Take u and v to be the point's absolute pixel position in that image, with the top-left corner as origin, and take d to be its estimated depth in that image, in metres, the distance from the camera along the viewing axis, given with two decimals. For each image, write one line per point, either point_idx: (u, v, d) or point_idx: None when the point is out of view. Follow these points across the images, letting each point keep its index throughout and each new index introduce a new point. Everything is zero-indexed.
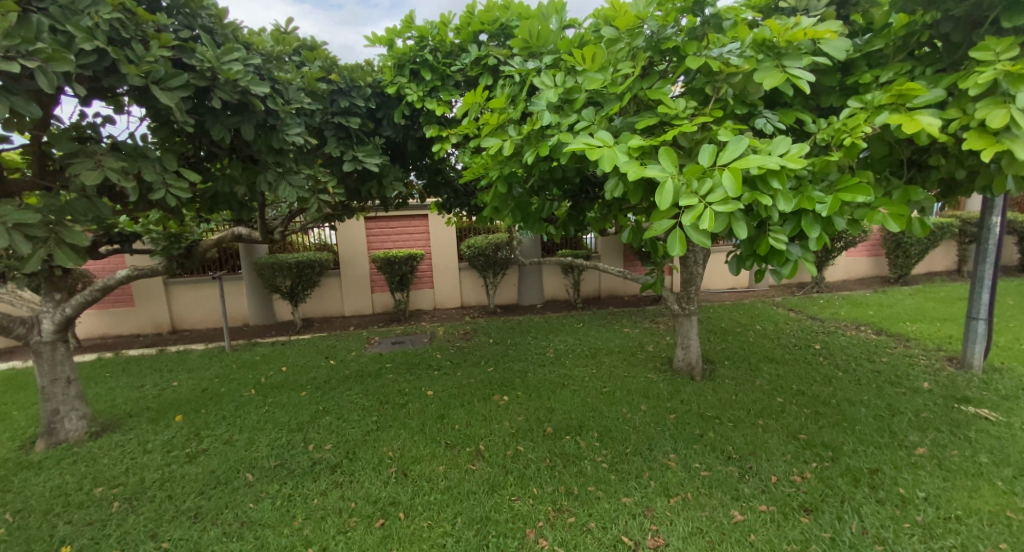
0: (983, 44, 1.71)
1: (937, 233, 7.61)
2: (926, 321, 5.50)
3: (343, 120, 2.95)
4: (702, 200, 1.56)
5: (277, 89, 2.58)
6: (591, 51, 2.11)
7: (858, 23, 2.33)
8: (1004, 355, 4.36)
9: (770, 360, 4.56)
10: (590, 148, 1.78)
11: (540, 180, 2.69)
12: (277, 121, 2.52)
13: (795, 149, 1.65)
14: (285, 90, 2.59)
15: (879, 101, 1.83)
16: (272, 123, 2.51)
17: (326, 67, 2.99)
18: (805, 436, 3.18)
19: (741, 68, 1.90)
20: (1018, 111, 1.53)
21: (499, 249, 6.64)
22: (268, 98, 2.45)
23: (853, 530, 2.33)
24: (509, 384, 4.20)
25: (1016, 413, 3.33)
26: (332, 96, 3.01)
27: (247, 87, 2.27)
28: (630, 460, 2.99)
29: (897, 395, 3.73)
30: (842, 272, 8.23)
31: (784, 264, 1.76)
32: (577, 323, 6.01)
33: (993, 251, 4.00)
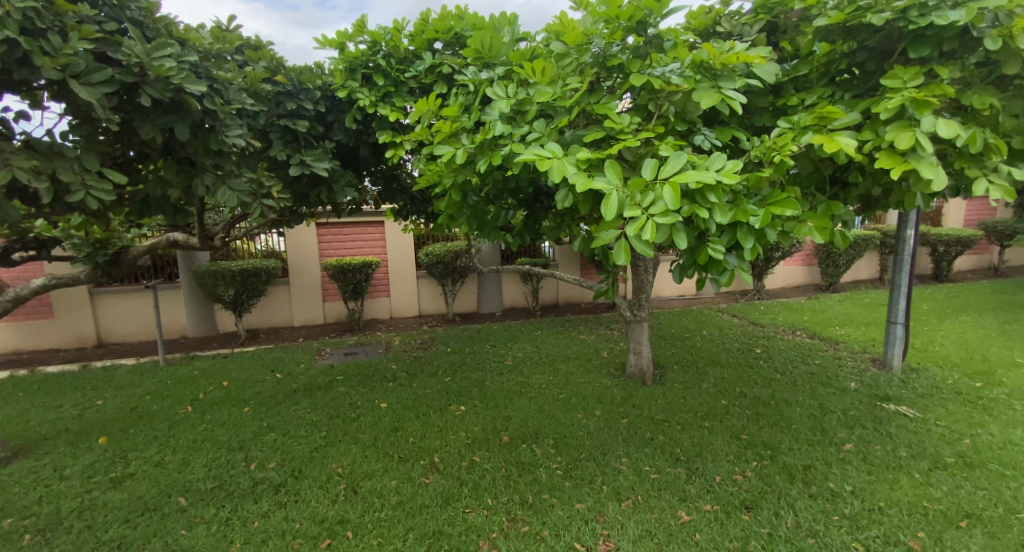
0: (892, 73, 1.88)
1: (862, 244, 8.21)
2: (854, 326, 5.91)
3: (290, 123, 2.86)
4: (645, 211, 1.63)
5: (215, 88, 2.46)
6: (541, 65, 2.16)
7: (787, 49, 2.51)
8: (920, 356, 4.75)
9: (715, 365, 4.76)
10: (540, 159, 1.80)
11: (494, 188, 2.70)
12: (215, 122, 2.41)
13: (730, 165, 1.75)
14: (225, 90, 2.47)
15: (804, 122, 1.97)
16: (209, 124, 2.39)
17: (271, 68, 2.88)
18: (746, 436, 3.33)
19: (680, 87, 1.99)
20: (920, 135, 1.69)
21: (457, 258, 6.59)
22: (205, 97, 2.33)
23: (788, 525, 2.46)
24: (466, 394, 4.16)
25: (930, 409, 3.63)
26: (278, 98, 2.91)
27: (180, 84, 2.16)
28: (584, 466, 3.03)
29: (827, 395, 3.98)
30: (780, 280, 8.73)
31: (722, 273, 1.87)
32: (534, 331, 6.05)
33: (908, 261, 4.37)
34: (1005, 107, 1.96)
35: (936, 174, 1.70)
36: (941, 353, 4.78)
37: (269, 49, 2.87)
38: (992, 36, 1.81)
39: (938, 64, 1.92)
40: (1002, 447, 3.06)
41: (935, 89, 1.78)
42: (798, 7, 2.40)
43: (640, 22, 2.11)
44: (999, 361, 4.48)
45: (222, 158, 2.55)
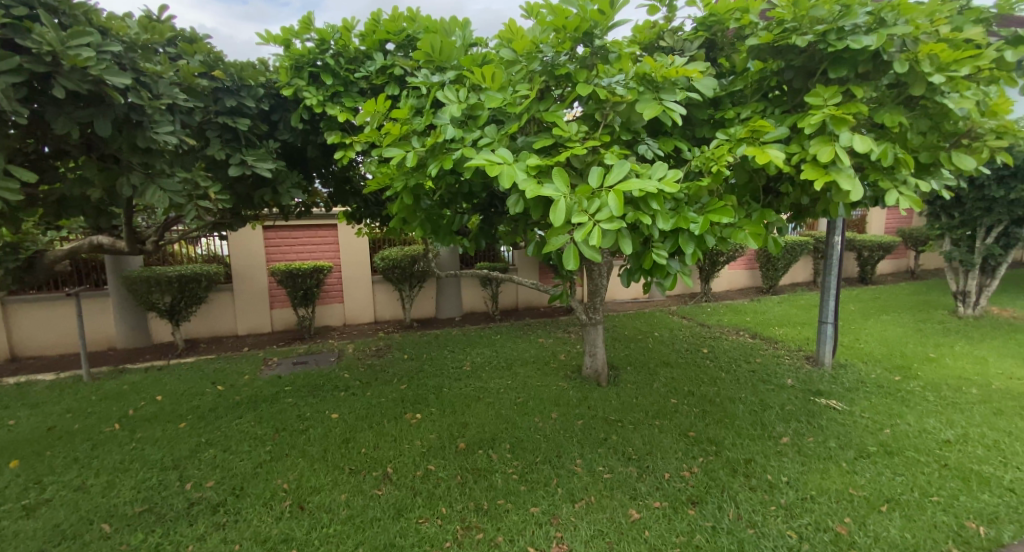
0: (815, 91, 2.02)
1: (798, 249, 8.74)
2: (791, 325, 6.28)
3: (229, 121, 2.73)
4: (592, 218, 1.67)
5: (142, 81, 2.30)
6: (491, 71, 2.16)
7: (724, 66, 2.66)
8: (848, 352, 5.11)
9: (665, 365, 4.92)
10: (490, 164, 1.80)
11: (446, 193, 2.69)
12: (142, 118, 2.27)
13: (671, 174, 1.83)
14: (153, 83, 2.33)
15: (739, 134, 2.09)
16: (135, 119, 2.25)
17: (208, 62, 2.73)
18: (694, 433, 3.46)
19: (625, 98, 2.07)
20: (839, 149, 1.83)
21: (415, 262, 6.49)
22: (130, 91, 2.19)
23: (730, 517, 2.58)
24: (422, 401, 4.11)
25: (856, 402, 3.91)
26: (217, 94, 2.77)
27: (100, 75, 2.01)
28: (539, 469, 3.05)
29: (766, 391, 4.21)
30: (725, 283, 9.16)
31: (666, 277, 1.97)
32: (491, 335, 6.05)
33: (836, 264, 4.69)
34: (912, 124, 2.15)
35: (853, 186, 1.83)
36: (866, 349, 5.16)
37: (205, 43, 2.73)
38: (900, 60, 1.99)
39: (854, 84, 2.10)
40: (917, 435, 3.33)
41: (852, 107, 1.93)
42: (735, 26, 2.54)
43: (586, 33, 2.17)
44: (916, 357, 4.88)
45: (151, 156, 2.40)
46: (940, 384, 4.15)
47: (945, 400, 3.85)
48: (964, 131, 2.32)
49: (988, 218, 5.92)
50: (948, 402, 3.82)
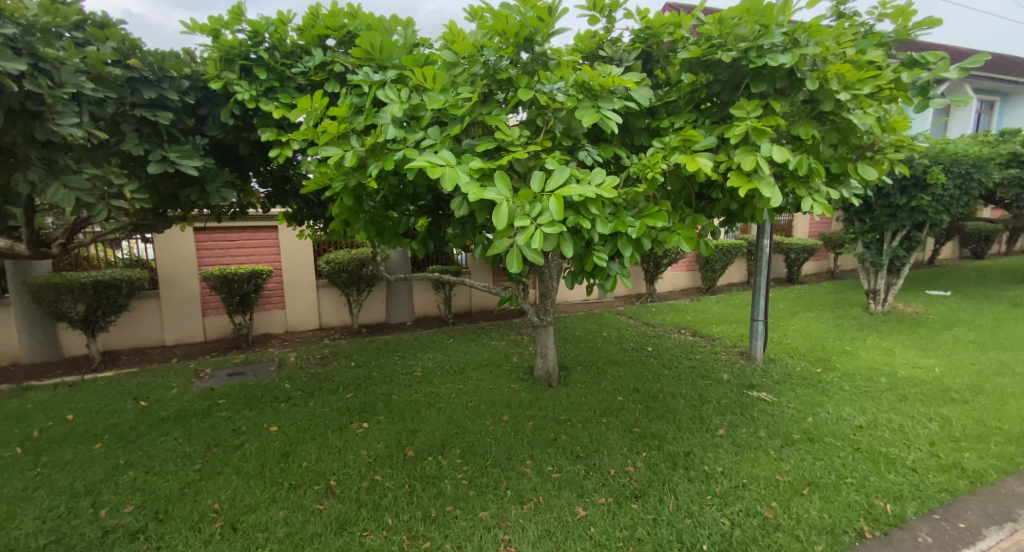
0: (739, 104, 2.16)
1: (733, 251, 9.25)
2: (727, 323, 6.63)
3: (147, 113, 2.49)
4: (533, 221, 1.70)
5: (41, 68, 2.14)
6: (433, 71, 2.12)
7: (660, 77, 2.79)
8: (777, 348, 5.46)
9: (613, 364, 5.06)
10: (432, 166, 1.77)
11: (389, 194, 2.63)
12: (42, 108, 2.10)
13: (609, 180, 1.91)
14: (55, 71, 2.15)
15: (672, 143, 2.21)
16: (33, 109, 2.09)
17: (122, 50, 2.48)
18: (639, 429, 3.58)
19: (564, 104, 2.14)
20: (760, 158, 1.97)
21: (363, 266, 6.32)
22: (26, 77, 2.02)
23: (670, 508, 2.69)
24: (369, 409, 4.00)
25: (784, 393, 4.19)
26: (132, 84, 2.53)
27: None
28: (489, 472, 3.05)
29: (705, 386, 4.43)
30: (668, 284, 9.53)
31: (607, 279, 2.10)
32: (442, 339, 5.98)
33: (765, 266, 4.99)
34: (825, 137, 2.35)
35: (773, 194, 1.97)
36: (793, 344, 5.54)
37: (119, 28, 2.47)
38: (812, 78, 2.17)
39: (773, 99, 2.27)
40: (835, 422, 3.62)
41: (771, 121, 2.08)
42: (668, 39, 2.68)
43: (526, 39, 2.19)
44: (836, 350, 5.29)
45: (53, 151, 2.25)
46: (855, 375, 4.52)
47: (860, 389, 4.20)
48: (868, 145, 2.56)
49: (893, 223, 6.52)
50: (862, 390, 4.17)
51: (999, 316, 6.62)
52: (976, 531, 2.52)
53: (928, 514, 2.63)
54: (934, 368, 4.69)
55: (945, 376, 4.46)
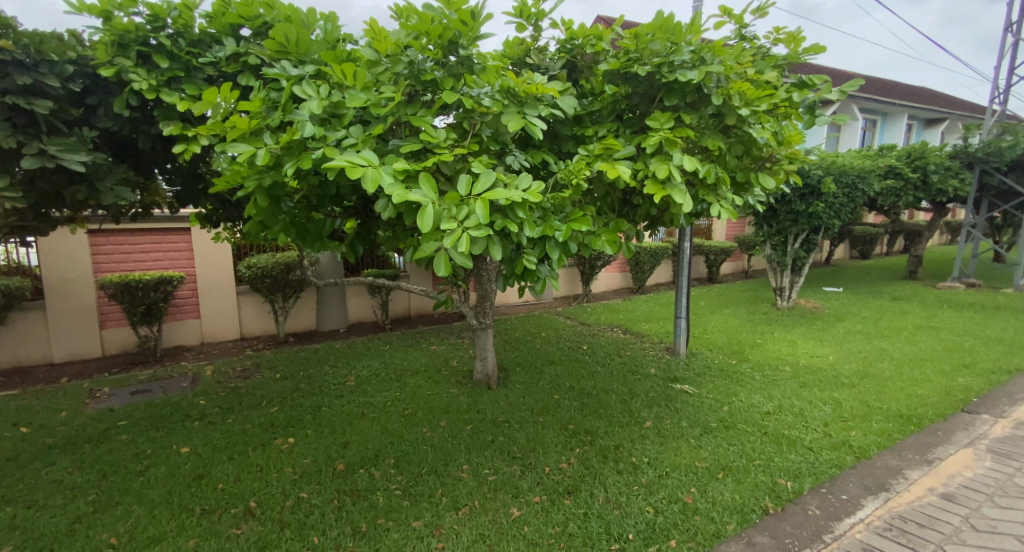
0: (654, 116, 2.32)
1: (660, 253, 9.72)
2: (655, 321, 6.95)
3: (21, 100, 2.20)
4: (460, 225, 1.70)
5: None
6: (353, 69, 2.06)
7: (584, 86, 2.90)
8: (699, 343, 5.80)
9: (550, 363, 5.14)
10: (353, 166, 1.71)
11: (310, 195, 2.51)
12: None
13: (535, 184, 1.95)
14: None
15: (595, 150, 2.29)
16: None
17: None
18: (573, 426, 3.67)
19: (491, 109, 2.15)
20: (672, 167, 2.12)
21: (290, 271, 5.97)
22: None
23: (600, 501, 2.77)
24: (296, 423, 3.80)
25: (704, 385, 4.47)
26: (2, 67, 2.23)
27: None
28: (424, 480, 3.00)
29: (634, 381, 4.62)
30: (602, 285, 9.83)
31: (537, 281, 2.20)
32: (377, 346, 5.81)
33: (687, 266, 5.29)
34: (730, 149, 2.55)
35: (684, 200, 2.14)
36: (712, 339, 5.91)
37: None
38: (717, 94, 2.34)
39: (684, 112, 2.44)
40: (746, 409, 3.91)
41: (682, 132, 2.25)
42: (590, 50, 2.79)
43: (451, 41, 2.19)
44: (749, 343, 5.72)
45: None
46: (764, 365, 4.92)
47: (768, 378, 4.57)
48: (767, 157, 2.82)
49: (795, 227, 7.15)
50: (771, 379, 4.53)
51: (883, 309, 7.45)
52: (855, 501, 2.81)
53: (818, 489, 2.90)
54: (829, 356, 5.20)
55: (838, 363, 4.95)
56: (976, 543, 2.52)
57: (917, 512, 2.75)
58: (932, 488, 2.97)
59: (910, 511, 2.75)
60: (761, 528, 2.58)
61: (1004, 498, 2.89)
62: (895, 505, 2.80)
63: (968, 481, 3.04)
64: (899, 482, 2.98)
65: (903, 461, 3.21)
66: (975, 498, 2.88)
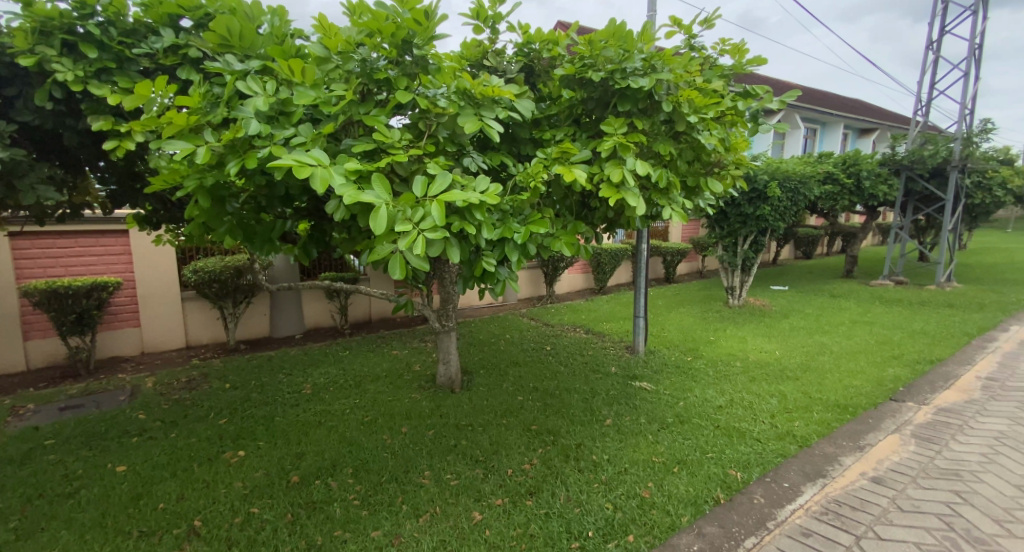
0: (608, 121, 2.38)
1: (620, 254, 9.90)
2: (616, 321, 7.07)
3: None
4: (416, 227, 1.66)
5: None
6: (301, 65, 1.97)
7: (542, 90, 2.92)
8: (657, 341, 5.94)
9: (514, 365, 5.12)
10: (301, 165, 1.64)
11: (258, 195, 2.40)
12: None
13: (493, 186, 1.94)
14: None
15: (552, 154, 2.31)
16: None
17: None
18: (536, 426, 3.67)
19: (447, 110, 2.13)
20: (626, 171, 2.18)
21: (240, 276, 5.71)
22: None
23: (561, 500, 2.78)
24: (247, 435, 3.62)
25: (661, 382, 4.57)
26: None
27: None
28: (384, 488, 2.92)
29: (596, 379, 4.67)
30: (565, 286, 9.90)
31: (496, 283, 2.21)
32: (335, 351, 5.64)
33: (645, 267, 5.41)
34: (681, 154, 2.63)
35: (638, 203, 2.20)
36: (669, 337, 6.07)
37: None
38: (667, 101, 2.42)
39: (636, 118, 2.50)
40: (700, 404, 4.03)
41: (635, 137, 2.31)
42: (547, 55, 2.81)
43: (404, 41, 2.14)
44: (703, 340, 5.91)
45: None
46: (717, 361, 5.09)
47: (721, 373, 4.73)
48: (716, 162, 2.92)
49: (744, 229, 7.45)
50: (724, 374, 4.69)
51: (824, 305, 7.86)
52: (796, 488, 2.93)
53: (763, 478, 3.01)
54: (777, 351, 5.45)
55: (784, 358, 5.19)
56: (902, 522, 2.66)
57: (851, 496, 2.88)
58: (864, 472, 3.13)
59: (844, 495, 2.89)
60: (711, 519, 2.65)
61: (926, 479, 3.06)
62: (831, 490, 2.94)
63: (895, 464, 3.22)
64: (835, 468, 3.14)
65: (838, 448, 3.38)
66: (901, 481, 3.04)
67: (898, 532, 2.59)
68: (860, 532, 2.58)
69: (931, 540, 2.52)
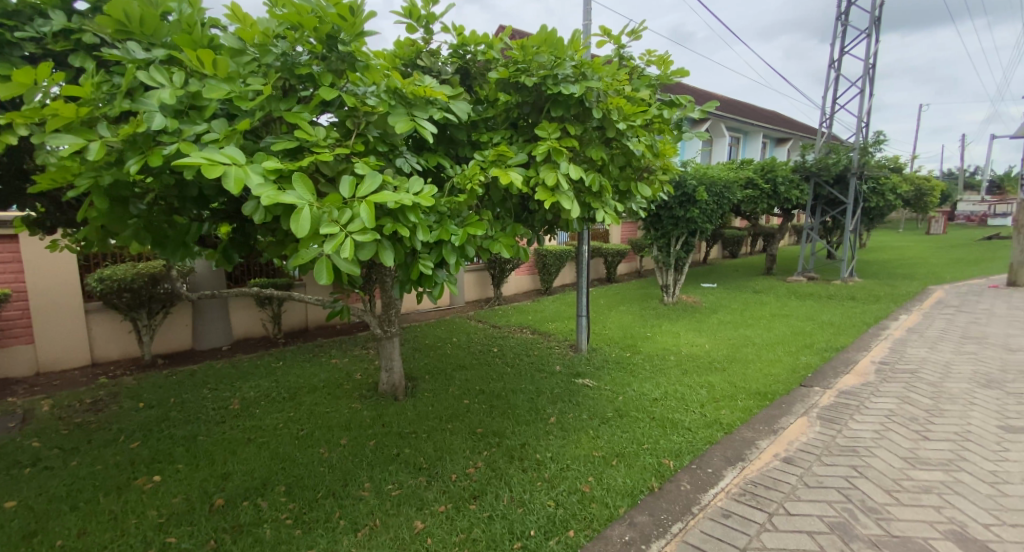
0: (542, 126, 2.42)
1: (565, 255, 10.06)
2: (561, 320, 7.17)
3: None
4: (343, 229, 1.59)
5: None
6: (212, 56, 1.82)
7: (477, 92, 2.91)
8: (599, 338, 6.08)
9: (460, 368, 5.05)
10: (212, 164, 1.52)
11: (168, 196, 2.21)
12: None
13: (426, 188, 1.90)
14: None
15: (488, 157, 2.30)
16: None
17: None
18: (482, 429, 3.63)
19: (377, 109, 2.08)
20: (560, 174, 2.21)
21: (156, 284, 5.21)
22: None
23: (505, 501, 2.76)
24: (164, 458, 3.32)
25: (603, 378, 4.68)
26: None
27: None
28: (319, 505, 2.78)
29: (540, 379, 4.71)
30: (513, 288, 9.90)
31: (434, 287, 2.16)
32: (267, 363, 5.32)
33: (587, 267, 5.52)
34: (613, 159, 2.71)
35: (572, 205, 2.24)
36: (609, 334, 6.23)
37: None
38: (597, 108, 2.48)
39: (568, 123, 2.54)
40: (637, 397, 4.16)
41: (568, 142, 2.36)
42: (481, 58, 2.80)
43: (330, 36, 2.05)
44: (641, 336, 6.12)
45: None
46: (654, 355, 5.29)
47: (657, 367, 4.91)
48: (646, 167, 3.03)
49: (676, 230, 7.81)
50: (661, 368, 4.88)
51: (748, 300, 8.39)
52: (718, 472, 3.09)
53: (688, 465, 3.15)
54: (706, 344, 5.75)
55: (713, 350, 5.49)
56: (808, 497, 2.85)
57: (765, 476, 3.08)
58: (777, 453, 3.35)
59: (760, 476, 3.08)
60: (641, 507, 2.73)
61: (829, 456, 3.31)
62: (749, 472, 3.12)
63: (803, 444, 3.47)
64: (752, 451, 3.34)
65: (756, 432, 3.60)
66: (808, 459, 3.28)
67: (804, 506, 2.77)
68: (772, 509, 2.75)
69: (831, 512, 2.72)
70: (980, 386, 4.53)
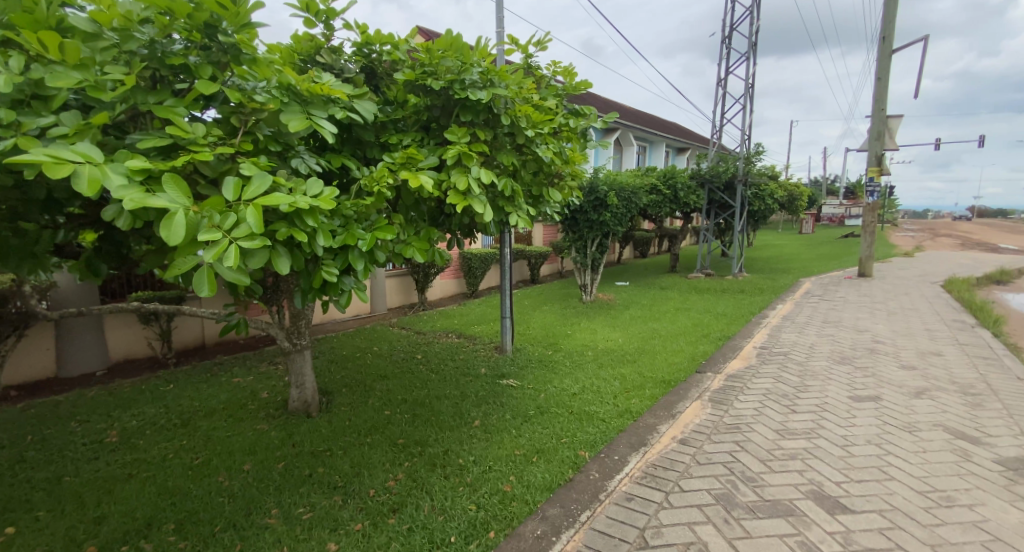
0: (451, 130, 2.40)
1: (490, 259, 10.09)
2: (486, 323, 7.17)
3: None
4: (226, 234, 1.45)
5: None
6: (59, 40, 1.59)
7: (384, 92, 2.82)
8: (522, 338, 6.16)
9: (382, 379, 4.85)
10: (58, 163, 1.33)
11: (10, 199, 1.90)
12: None
13: (325, 190, 1.80)
14: None
15: (397, 160, 2.23)
16: None
17: None
18: (402, 440, 3.51)
19: (266, 106, 1.95)
20: (470, 178, 2.20)
21: (5, 303, 4.48)
22: None
23: (425, 511, 2.69)
24: (19, 505, 2.84)
25: (526, 377, 4.74)
26: None
27: None
28: (216, 539, 2.52)
29: (464, 383, 4.66)
30: (439, 293, 9.76)
31: (341, 295, 2.05)
32: (153, 387, 4.76)
33: (509, 269, 5.56)
34: (524, 165, 2.76)
35: (484, 209, 2.24)
36: (531, 334, 6.34)
37: None
38: (505, 114, 2.53)
39: (478, 128, 2.54)
40: (558, 393, 4.26)
41: (478, 147, 2.37)
42: (387, 58, 2.71)
43: (208, 25, 1.87)
44: (562, 334, 6.30)
45: None
46: (574, 352, 5.47)
47: (576, 363, 5.08)
48: (557, 173, 3.11)
49: (590, 233, 8.13)
50: (580, 364, 5.05)
51: (656, 296, 8.95)
52: (623, 459, 3.23)
53: (598, 456, 3.26)
54: (620, 338, 6.04)
55: (626, 344, 5.78)
56: (699, 473, 3.08)
57: (664, 458, 3.27)
58: (674, 436, 3.58)
59: (659, 458, 3.27)
60: (554, 501, 2.78)
61: (718, 435, 3.60)
62: (650, 456, 3.31)
63: (696, 426, 3.75)
64: (654, 436, 3.55)
65: (656, 418, 3.84)
66: (700, 438, 3.55)
67: (695, 483, 2.98)
68: (669, 488, 2.93)
69: (718, 485, 2.96)
70: (837, 363, 5.19)
